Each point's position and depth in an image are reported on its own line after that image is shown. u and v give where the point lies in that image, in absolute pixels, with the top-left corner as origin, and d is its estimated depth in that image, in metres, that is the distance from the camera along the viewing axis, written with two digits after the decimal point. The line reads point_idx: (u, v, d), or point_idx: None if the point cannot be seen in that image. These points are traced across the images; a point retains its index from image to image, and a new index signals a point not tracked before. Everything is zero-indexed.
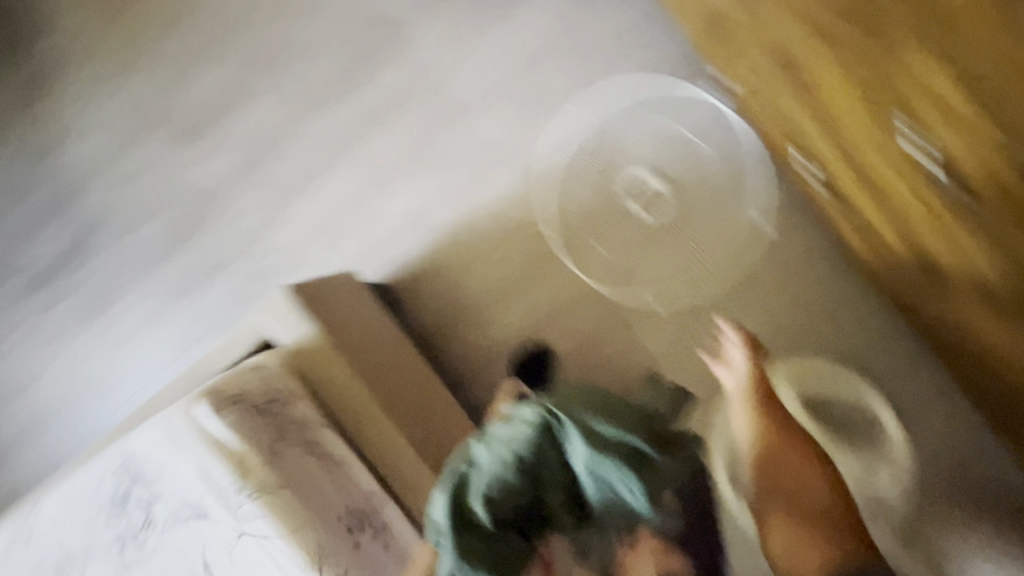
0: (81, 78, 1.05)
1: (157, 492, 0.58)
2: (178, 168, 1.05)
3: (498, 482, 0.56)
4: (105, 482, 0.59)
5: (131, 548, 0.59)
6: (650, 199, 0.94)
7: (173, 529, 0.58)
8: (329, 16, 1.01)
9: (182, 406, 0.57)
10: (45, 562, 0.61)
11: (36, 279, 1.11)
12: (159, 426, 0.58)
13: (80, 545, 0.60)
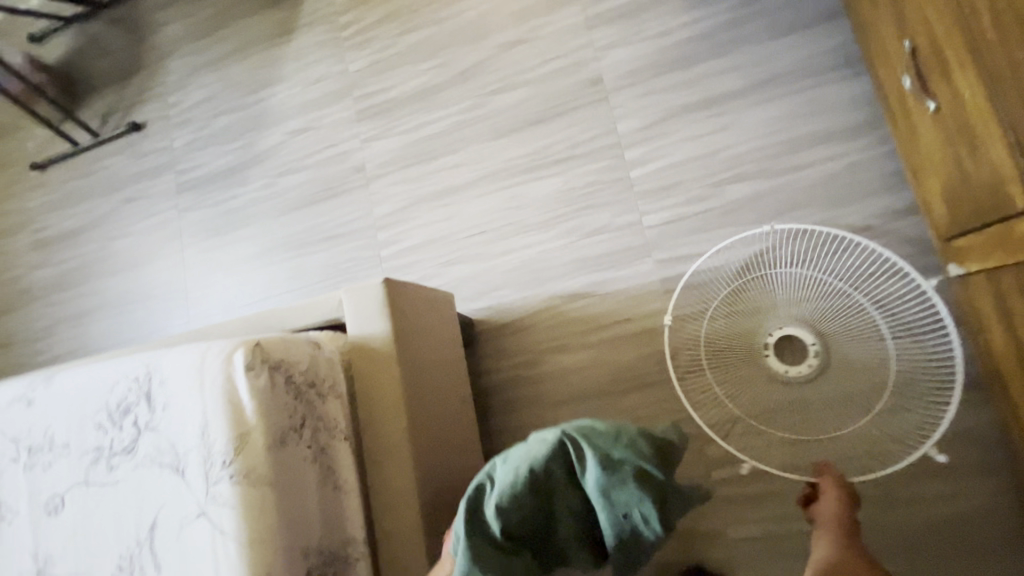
0: (309, 36, 1.16)
1: (155, 422, 0.52)
2: (344, 137, 1.09)
3: (503, 505, 0.47)
4: (116, 385, 0.54)
5: (103, 465, 0.53)
6: (794, 351, 0.73)
7: (146, 469, 0.51)
8: (535, 48, 0.98)
9: (223, 347, 0.51)
10: (28, 435, 0.57)
11: (194, 183, 1.22)
12: (193, 356, 0.52)
13: (63, 435, 0.55)
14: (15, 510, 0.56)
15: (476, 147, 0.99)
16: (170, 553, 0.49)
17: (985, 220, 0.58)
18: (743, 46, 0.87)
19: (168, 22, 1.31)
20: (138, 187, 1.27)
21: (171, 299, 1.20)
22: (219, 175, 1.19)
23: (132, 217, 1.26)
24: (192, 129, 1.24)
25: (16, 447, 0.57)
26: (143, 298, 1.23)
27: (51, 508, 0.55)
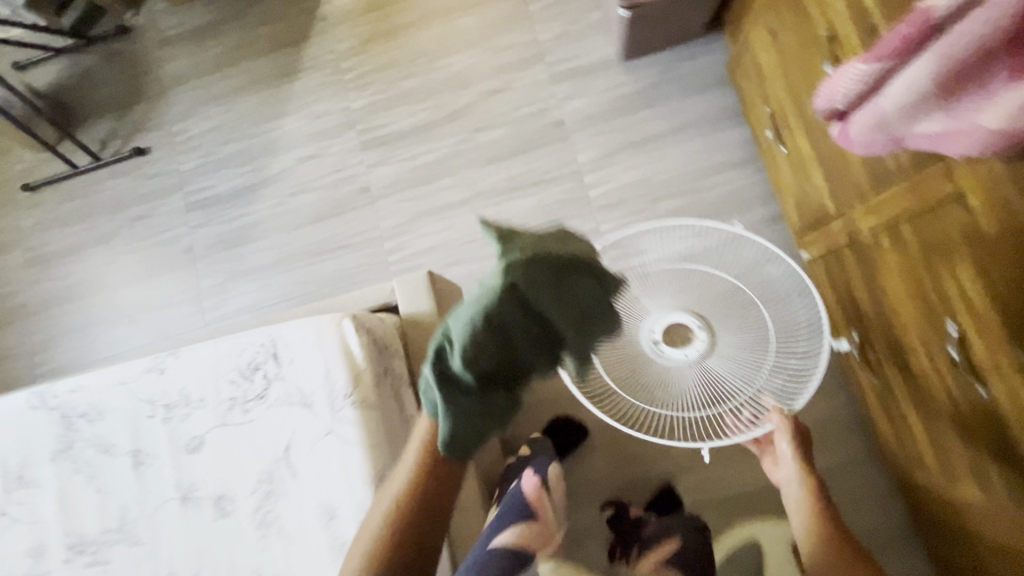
0: (313, 77, 1.36)
1: (282, 374, 0.71)
2: (350, 163, 1.30)
3: (470, 348, 0.56)
4: (244, 350, 0.73)
5: (238, 410, 0.72)
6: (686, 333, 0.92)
7: (278, 407, 0.71)
8: (511, 96, 1.25)
9: (332, 317, 0.72)
10: (164, 394, 0.74)
11: (205, 203, 1.37)
12: (309, 325, 0.72)
13: (197, 391, 0.73)
14: (155, 453, 0.73)
15: (467, 172, 1.24)
16: (305, 462, 0.69)
17: (817, 220, 0.91)
18: (666, 102, 1.19)
19: (170, 58, 1.45)
20: (147, 207, 1.40)
21: (183, 306, 1.33)
22: (232, 195, 1.36)
23: (142, 234, 1.39)
24: (200, 155, 1.40)
25: (153, 406, 0.74)
26: (153, 307, 1.35)
27: (191, 448, 0.72)
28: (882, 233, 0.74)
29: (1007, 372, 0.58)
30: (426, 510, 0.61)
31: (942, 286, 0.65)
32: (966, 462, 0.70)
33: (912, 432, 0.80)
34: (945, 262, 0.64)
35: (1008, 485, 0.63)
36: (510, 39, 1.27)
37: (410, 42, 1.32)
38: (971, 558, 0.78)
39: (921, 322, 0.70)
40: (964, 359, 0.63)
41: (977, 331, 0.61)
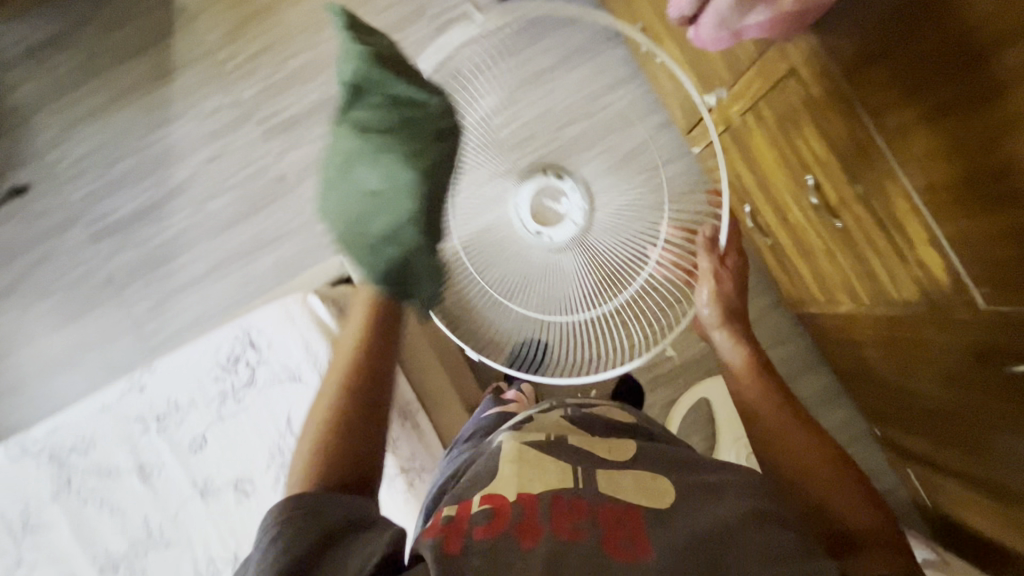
0: (191, 73, 1.30)
1: (264, 358, 0.77)
2: (258, 156, 1.28)
3: (372, 180, 0.63)
4: (220, 346, 0.77)
5: (231, 402, 0.77)
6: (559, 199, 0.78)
7: (268, 389, 0.76)
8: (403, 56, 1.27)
9: (297, 296, 0.77)
10: (153, 407, 0.78)
11: (112, 228, 1.31)
12: (278, 308, 0.77)
13: (186, 396, 0.77)
14: (160, 462, 0.77)
15: None
16: (309, 429, 0.76)
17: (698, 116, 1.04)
18: (551, 35, 1.26)
19: (21, 81, 1.32)
20: (47, 247, 1.31)
21: (122, 337, 1.30)
22: (139, 215, 1.31)
23: (51, 276, 1.31)
24: (90, 180, 1.31)
25: (145, 420, 0.78)
26: (88, 347, 1.30)
27: (194, 447, 0.77)
28: (748, 115, 0.88)
29: (861, 199, 0.74)
30: (364, 391, 0.62)
31: (803, 145, 0.80)
32: (840, 283, 0.88)
33: (798, 275, 0.99)
34: (801, 125, 0.78)
35: (870, 290, 0.82)
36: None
37: (285, 18, 1.29)
38: (850, 361, 1.00)
39: (792, 180, 0.85)
40: (826, 199, 0.79)
41: (834, 173, 0.76)
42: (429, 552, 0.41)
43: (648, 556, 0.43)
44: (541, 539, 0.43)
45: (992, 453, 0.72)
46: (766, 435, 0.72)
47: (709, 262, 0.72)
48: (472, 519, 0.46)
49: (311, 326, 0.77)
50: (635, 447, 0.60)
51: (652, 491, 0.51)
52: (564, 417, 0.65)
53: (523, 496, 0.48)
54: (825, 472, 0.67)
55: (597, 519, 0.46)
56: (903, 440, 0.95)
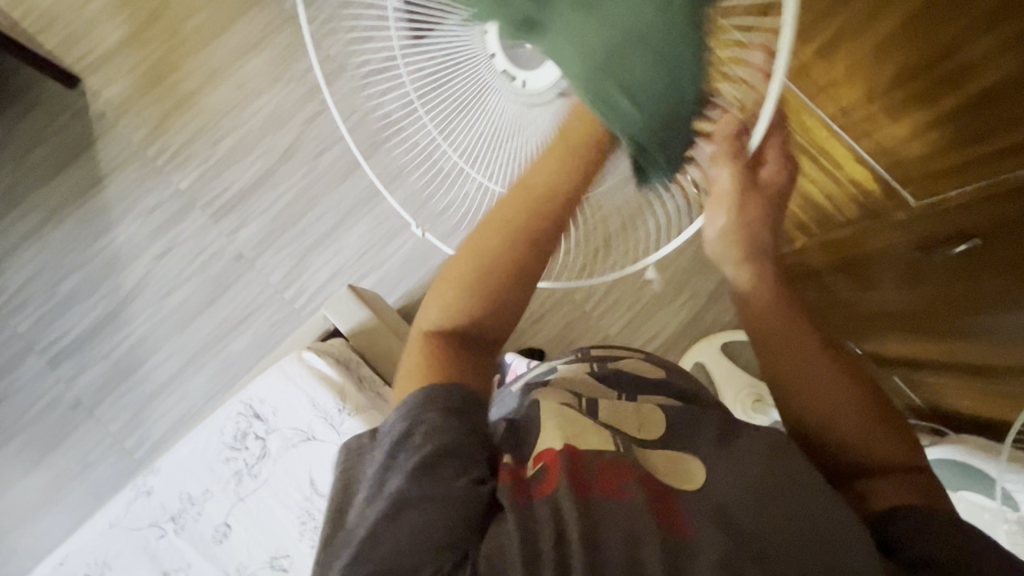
0: (122, 175, 1.28)
1: (272, 425, 0.78)
2: (209, 241, 1.27)
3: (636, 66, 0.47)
4: (226, 425, 0.79)
5: (247, 478, 0.77)
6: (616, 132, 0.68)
7: (283, 455, 0.77)
8: (331, 113, 1.29)
9: (292, 356, 0.80)
10: (165, 508, 0.77)
11: (70, 348, 1.25)
12: (276, 373, 0.80)
13: (199, 485, 0.78)
14: (184, 563, 0.75)
15: (328, 198, 1.27)
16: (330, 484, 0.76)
17: None
18: None
19: None
20: (5, 385, 1.24)
21: (104, 458, 1.23)
22: (96, 328, 1.26)
23: (14, 414, 1.24)
24: (37, 306, 1.26)
25: (160, 524, 0.77)
26: (69, 479, 1.22)
27: (219, 536, 0.76)
28: None
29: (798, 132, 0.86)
30: (521, 265, 0.55)
31: None
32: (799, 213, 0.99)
33: None
34: None
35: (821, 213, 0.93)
36: (306, 63, 1.29)
37: (206, 102, 1.30)
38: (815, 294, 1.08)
39: None
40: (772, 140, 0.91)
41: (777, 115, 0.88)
42: (506, 498, 0.43)
43: (688, 527, 0.42)
44: (592, 497, 0.43)
45: (954, 330, 0.79)
46: (789, 376, 0.59)
47: (733, 173, 0.52)
48: (532, 474, 0.45)
49: (313, 382, 0.79)
50: (663, 418, 0.57)
51: (675, 472, 0.49)
52: (591, 374, 0.66)
53: (569, 445, 0.47)
54: (849, 407, 0.56)
55: (641, 481, 0.46)
56: (879, 349, 1.02)
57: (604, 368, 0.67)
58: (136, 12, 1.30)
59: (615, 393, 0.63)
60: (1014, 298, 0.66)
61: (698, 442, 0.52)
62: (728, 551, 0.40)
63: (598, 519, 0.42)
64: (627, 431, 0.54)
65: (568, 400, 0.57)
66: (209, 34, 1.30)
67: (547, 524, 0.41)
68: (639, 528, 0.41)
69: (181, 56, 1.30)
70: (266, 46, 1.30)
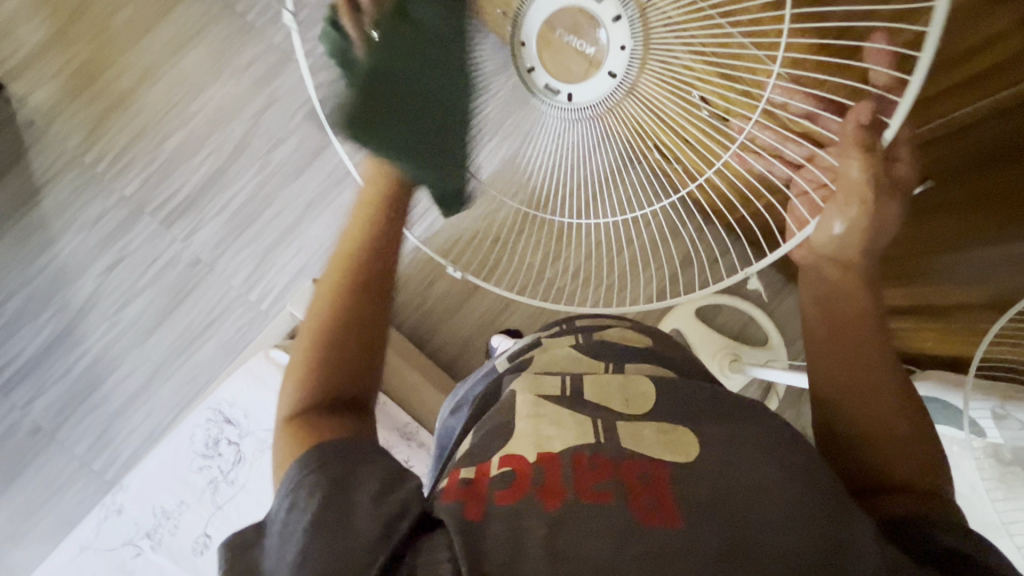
0: (60, 185, 1.21)
1: (245, 429, 0.79)
2: (162, 249, 1.21)
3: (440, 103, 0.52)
4: (196, 434, 0.79)
5: (223, 485, 0.78)
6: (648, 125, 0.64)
7: (259, 457, 0.79)
8: (281, 104, 1.23)
9: (259, 356, 0.81)
10: (139, 526, 0.78)
11: (22, 373, 1.19)
12: (245, 377, 0.80)
13: (173, 497, 0.78)
14: None
15: (285, 193, 1.22)
16: None
17: None
18: None
19: None
20: None
21: (72, 484, 1.17)
22: (48, 350, 1.19)
23: None
24: None
25: (135, 542, 0.78)
26: (36, 508, 1.16)
27: (199, 546, 0.77)
28: None
29: None
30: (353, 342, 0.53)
31: None
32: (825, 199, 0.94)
33: None
34: None
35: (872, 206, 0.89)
36: (248, 53, 1.23)
37: (144, 102, 1.23)
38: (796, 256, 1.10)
39: None
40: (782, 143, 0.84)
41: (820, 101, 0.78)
42: (451, 514, 0.40)
43: (677, 523, 0.40)
44: (563, 504, 0.41)
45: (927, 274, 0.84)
46: (838, 343, 0.57)
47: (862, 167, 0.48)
48: (494, 481, 0.44)
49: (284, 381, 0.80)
50: (652, 390, 0.55)
51: (674, 443, 0.48)
52: (575, 348, 0.65)
53: (542, 455, 0.46)
54: (895, 404, 0.54)
55: (621, 478, 0.43)
56: None
57: (589, 339, 0.66)
58: (56, 9, 1.21)
59: (603, 364, 0.62)
60: (981, 231, 0.72)
61: (688, 416, 0.51)
62: (713, 543, 0.39)
63: (567, 528, 0.40)
64: (612, 407, 0.53)
65: (551, 386, 0.57)
66: (140, 29, 1.22)
67: (507, 538, 0.39)
68: (615, 530, 0.39)
69: (112, 53, 1.22)
70: (203, 39, 1.23)
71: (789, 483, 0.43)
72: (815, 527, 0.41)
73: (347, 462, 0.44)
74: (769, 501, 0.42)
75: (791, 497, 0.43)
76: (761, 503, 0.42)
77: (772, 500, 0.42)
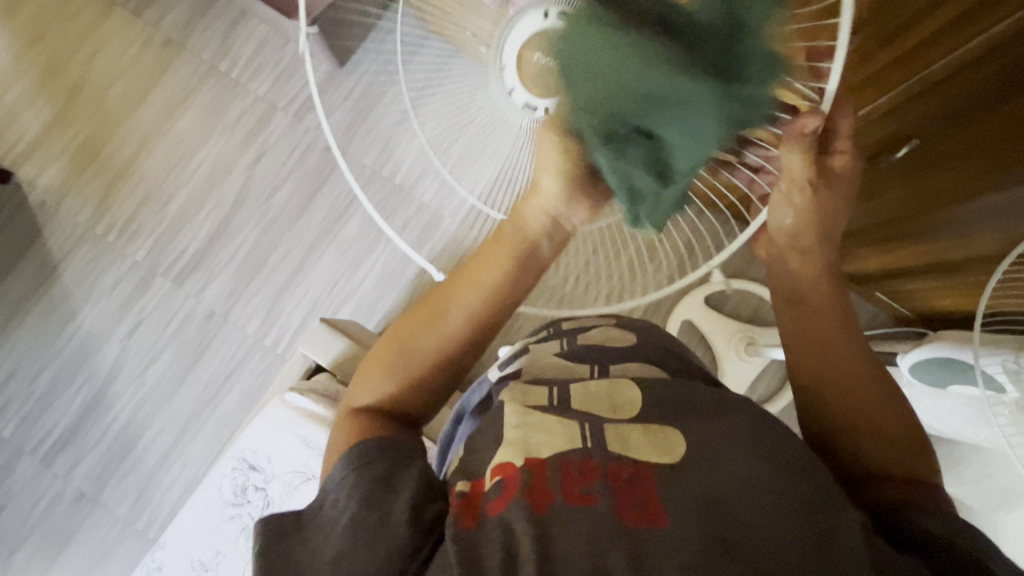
0: (77, 260, 1.26)
1: (269, 474, 0.81)
2: (178, 306, 1.25)
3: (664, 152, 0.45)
4: (223, 486, 0.82)
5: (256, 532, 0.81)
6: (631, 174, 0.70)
7: (287, 500, 0.81)
8: (273, 151, 1.27)
9: (275, 401, 0.83)
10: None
11: (61, 443, 1.23)
12: (264, 423, 0.82)
13: (210, 552, 0.81)
14: None
15: (287, 237, 1.26)
16: None
17: None
18: None
19: None
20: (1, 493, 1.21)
21: (119, 545, 1.21)
22: (82, 418, 1.23)
23: (16, 522, 1.21)
24: (19, 408, 1.23)
25: None
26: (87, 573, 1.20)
27: None
28: None
29: None
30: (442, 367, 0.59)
31: None
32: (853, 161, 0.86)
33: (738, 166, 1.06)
34: None
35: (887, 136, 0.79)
36: (238, 107, 1.27)
37: (144, 169, 1.27)
38: None
39: None
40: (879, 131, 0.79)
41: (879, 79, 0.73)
42: (448, 525, 0.43)
43: (661, 523, 0.42)
44: (549, 509, 0.43)
45: (924, 232, 0.85)
46: (825, 356, 0.58)
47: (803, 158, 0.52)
48: (486, 491, 0.45)
49: (302, 424, 0.82)
50: (640, 395, 0.55)
51: (662, 444, 0.49)
52: (560, 354, 0.66)
53: (530, 459, 0.47)
54: (883, 409, 0.56)
55: (607, 481, 0.45)
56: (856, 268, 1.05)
57: (573, 345, 0.67)
58: (55, 93, 1.27)
59: (589, 367, 0.64)
60: (963, 190, 0.74)
61: (678, 419, 0.52)
62: (702, 547, 0.40)
63: (554, 529, 0.41)
64: (600, 414, 0.53)
65: (537, 398, 0.56)
66: (134, 100, 1.28)
67: (498, 543, 0.41)
68: (602, 533, 0.41)
69: (110, 127, 1.28)
70: (193, 101, 1.28)
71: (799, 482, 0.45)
72: (828, 520, 0.42)
73: (376, 466, 0.49)
74: (755, 499, 0.44)
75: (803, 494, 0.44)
76: (748, 504, 0.43)
77: (763, 499, 0.43)
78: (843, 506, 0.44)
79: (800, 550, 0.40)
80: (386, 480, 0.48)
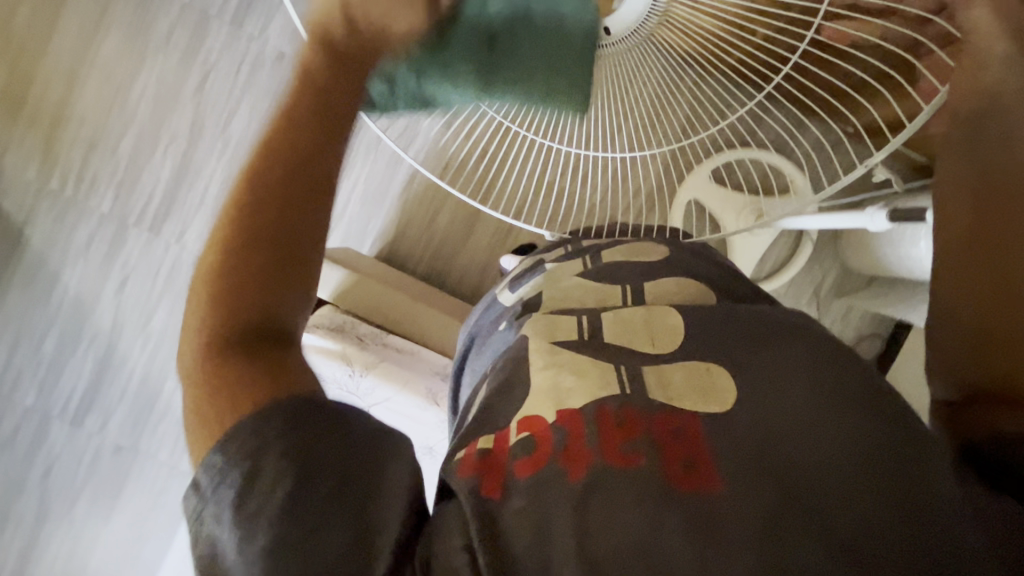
0: (42, 219, 1.17)
1: None
2: (162, 253, 1.19)
3: None
4: None
5: None
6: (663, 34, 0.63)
7: None
8: (221, 69, 1.13)
9: None
10: None
11: (86, 403, 1.24)
12: None
13: None
14: None
15: None
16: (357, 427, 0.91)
17: None
18: None
19: None
20: (44, 456, 1.25)
21: (171, 484, 1.28)
22: (98, 376, 1.24)
23: (67, 478, 1.26)
24: (31, 377, 1.23)
25: None
26: (148, 511, 1.29)
27: None
28: None
29: None
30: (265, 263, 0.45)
31: None
32: None
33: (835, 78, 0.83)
34: None
35: None
36: (166, 20, 1.11)
37: (81, 109, 1.14)
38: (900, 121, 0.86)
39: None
40: None
41: None
42: (472, 492, 0.40)
43: (719, 484, 0.41)
44: (588, 471, 0.42)
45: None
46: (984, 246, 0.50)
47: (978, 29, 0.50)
48: (513, 446, 0.44)
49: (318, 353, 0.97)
50: (681, 322, 0.56)
51: (706, 390, 0.49)
52: (585, 274, 0.65)
53: (562, 413, 0.47)
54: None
55: (652, 437, 0.44)
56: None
57: (597, 261, 0.66)
58: None
59: (620, 289, 0.63)
60: None
61: (727, 347, 0.53)
62: (773, 503, 0.40)
63: (594, 501, 0.40)
64: (639, 348, 0.54)
65: (568, 322, 0.58)
66: (43, 28, 1.11)
67: (526, 521, 0.38)
68: (652, 491, 0.41)
69: (27, 64, 1.12)
70: (112, 20, 1.11)
71: (843, 417, 0.46)
72: (872, 464, 0.43)
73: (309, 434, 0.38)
74: (820, 441, 0.44)
75: (862, 429, 0.45)
76: (814, 446, 0.44)
77: (825, 448, 0.44)
78: (906, 451, 0.44)
79: (865, 497, 0.41)
80: (332, 454, 0.38)
